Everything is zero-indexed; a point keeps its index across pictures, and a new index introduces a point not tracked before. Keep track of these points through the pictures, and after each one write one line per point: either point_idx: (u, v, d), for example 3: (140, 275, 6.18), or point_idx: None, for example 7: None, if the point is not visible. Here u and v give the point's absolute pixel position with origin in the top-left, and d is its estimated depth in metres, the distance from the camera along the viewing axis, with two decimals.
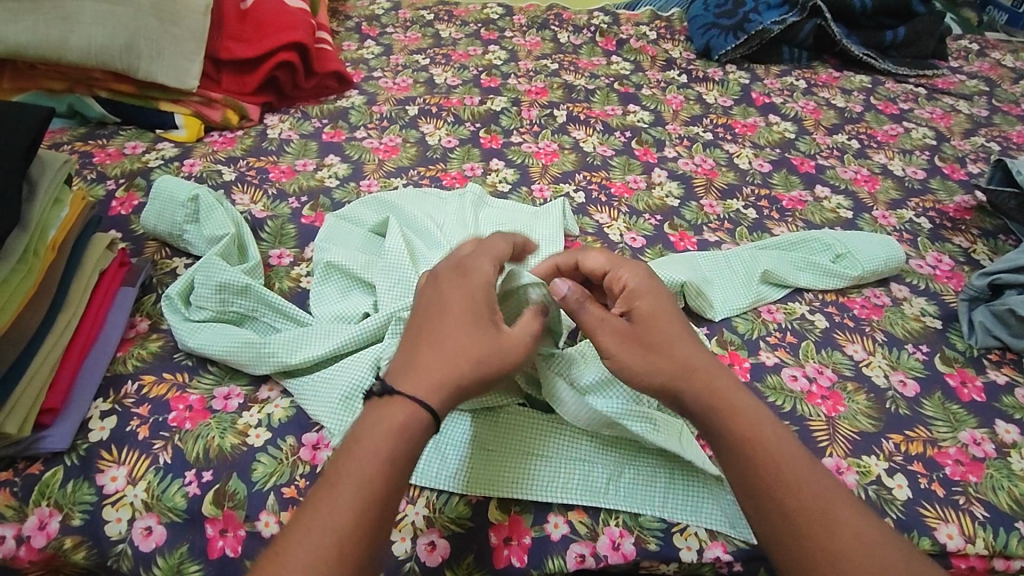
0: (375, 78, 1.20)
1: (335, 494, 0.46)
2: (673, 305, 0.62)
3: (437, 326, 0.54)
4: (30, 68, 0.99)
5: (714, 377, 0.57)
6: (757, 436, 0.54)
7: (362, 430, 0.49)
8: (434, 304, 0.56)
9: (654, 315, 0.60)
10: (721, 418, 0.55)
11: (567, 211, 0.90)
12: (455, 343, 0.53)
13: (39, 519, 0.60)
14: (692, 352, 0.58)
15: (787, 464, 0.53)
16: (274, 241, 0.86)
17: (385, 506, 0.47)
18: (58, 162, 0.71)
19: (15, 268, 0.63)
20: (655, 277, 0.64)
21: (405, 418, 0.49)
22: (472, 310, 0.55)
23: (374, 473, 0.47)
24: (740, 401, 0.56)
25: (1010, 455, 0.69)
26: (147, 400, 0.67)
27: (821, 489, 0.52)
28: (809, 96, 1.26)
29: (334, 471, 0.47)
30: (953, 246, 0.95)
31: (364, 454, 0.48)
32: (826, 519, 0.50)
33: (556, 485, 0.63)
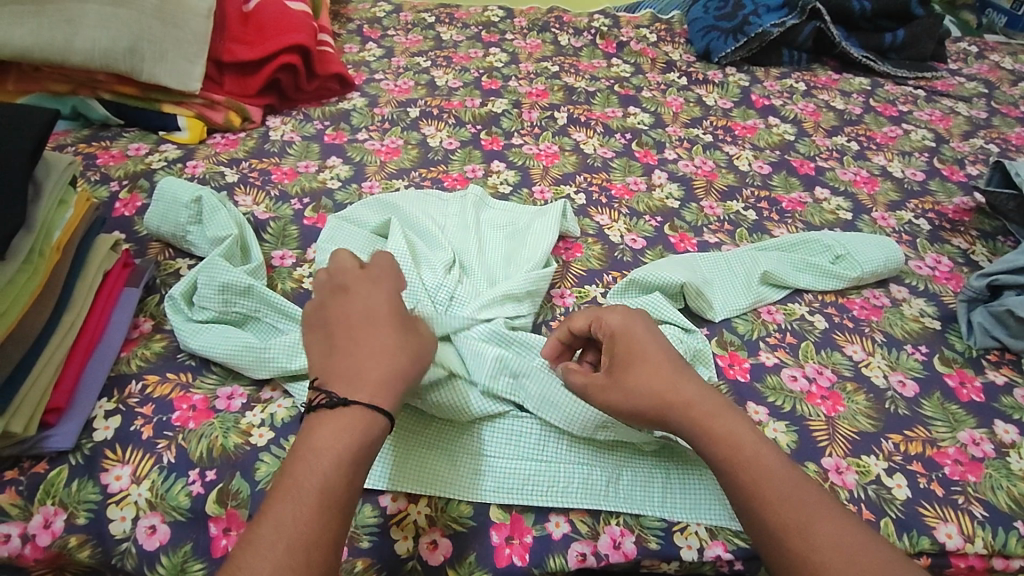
0: (376, 80, 1.21)
1: (301, 500, 0.47)
2: (656, 338, 0.62)
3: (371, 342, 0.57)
4: (35, 71, 0.99)
5: (695, 402, 0.58)
6: (738, 455, 0.55)
7: (322, 440, 0.50)
8: (361, 318, 0.58)
9: (633, 356, 0.61)
10: (703, 441, 0.57)
11: (568, 212, 0.90)
12: (386, 346, 0.57)
13: (44, 518, 0.60)
14: (673, 383, 0.59)
15: (768, 481, 0.53)
16: (277, 242, 0.86)
17: (345, 518, 0.48)
18: (63, 163, 0.71)
19: (21, 268, 0.63)
20: (633, 315, 0.64)
21: (367, 428, 0.52)
22: (389, 316, 0.59)
23: (336, 484, 0.49)
24: (721, 420, 0.57)
25: (1009, 455, 0.70)
26: (151, 399, 0.67)
27: (800, 498, 0.52)
28: (809, 98, 1.26)
29: (295, 480, 0.48)
30: (952, 248, 0.95)
31: (327, 464, 0.49)
32: (806, 532, 0.50)
33: (556, 491, 0.63)
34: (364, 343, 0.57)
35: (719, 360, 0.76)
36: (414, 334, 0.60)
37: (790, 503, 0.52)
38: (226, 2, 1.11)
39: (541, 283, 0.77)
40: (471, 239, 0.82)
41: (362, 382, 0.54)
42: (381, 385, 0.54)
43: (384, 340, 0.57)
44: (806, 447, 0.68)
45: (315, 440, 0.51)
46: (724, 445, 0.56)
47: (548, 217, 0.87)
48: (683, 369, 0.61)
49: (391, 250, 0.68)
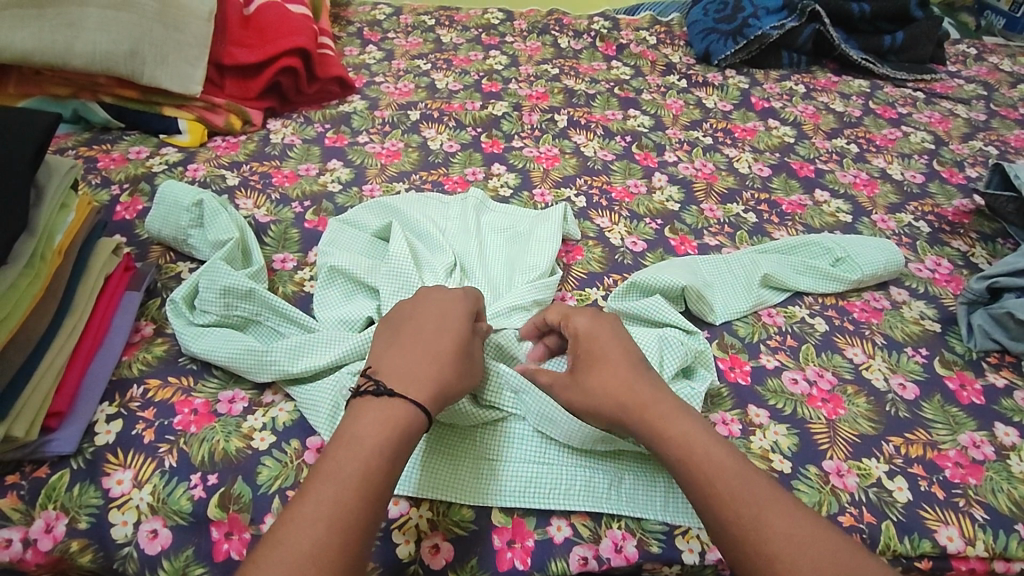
0: (377, 83, 1.21)
1: (336, 487, 0.48)
2: (620, 342, 0.64)
3: (436, 348, 0.59)
4: (36, 74, 1.00)
5: (651, 402, 0.59)
6: (689, 454, 0.55)
7: (368, 427, 0.52)
8: (430, 328, 0.61)
9: (594, 356, 0.63)
10: (659, 444, 0.57)
11: (568, 215, 0.90)
12: (455, 364, 0.59)
13: (46, 522, 0.60)
14: (628, 383, 0.60)
15: (720, 477, 0.53)
16: (277, 246, 0.87)
17: (376, 508, 0.49)
18: (65, 167, 0.71)
19: (23, 272, 0.64)
20: (600, 318, 0.66)
21: (406, 418, 0.53)
22: (462, 336, 0.62)
23: (372, 474, 0.49)
24: (673, 421, 0.57)
25: (1009, 458, 0.70)
26: (152, 403, 0.67)
27: (753, 496, 0.52)
28: (808, 101, 1.27)
29: (336, 465, 0.50)
30: (952, 250, 0.95)
31: (368, 453, 0.50)
32: (759, 525, 0.51)
33: (557, 492, 0.63)
34: (437, 351, 0.59)
35: (720, 363, 0.76)
36: (473, 362, 0.62)
37: (743, 498, 0.52)
38: (226, 6, 1.11)
39: (549, 293, 0.78)
40: (473, 245, 0.83)
41: (426, 382, 0.56)
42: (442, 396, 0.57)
43: (455, 356, 0.60)
44: (807, 450, 0.68)
45: (360, 427, 0.52)
46: (677, 446, 0.56)
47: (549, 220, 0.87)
48: (641, 370, 0.62)
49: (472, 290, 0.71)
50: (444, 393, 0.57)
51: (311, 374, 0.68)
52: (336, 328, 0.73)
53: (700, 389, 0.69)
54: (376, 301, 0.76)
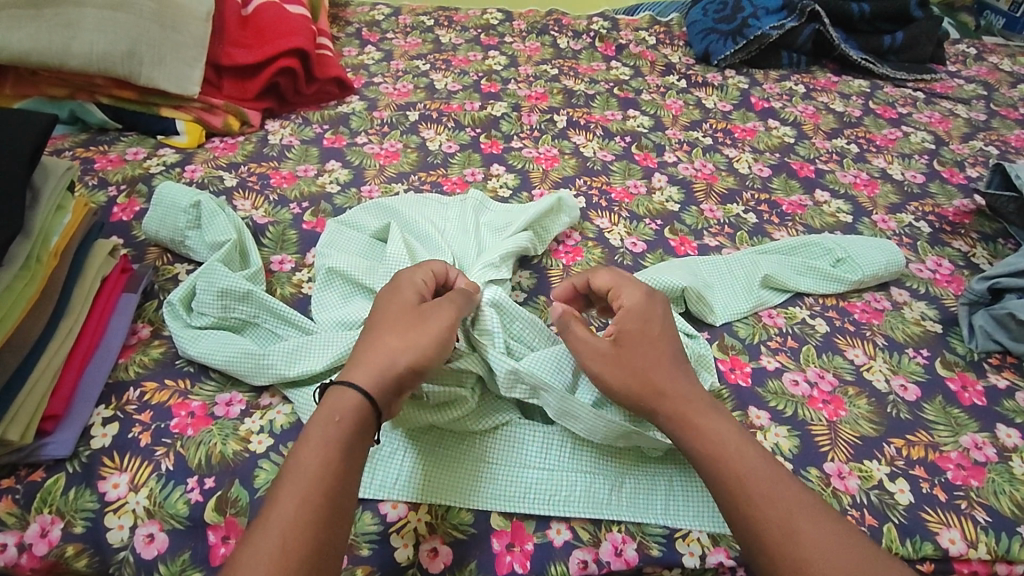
0: (376, 84, 1.20)
1: (278, 493, 0.49)
2: (665, 327, 0.63)
3: (372, 332, 0.60)
4: (32, 75, 0.99)
5: (682, 395, 0.58)
6: (720, 451, 0.55)
7: (301, 432, 0.53)
8: (373, 316, 0.62)
9: (638, 336, 0.61)
10: (687, 435, 0.56)
11: (568, 206, 0.90)
12: (390, 331, 0.59)
13: (41, 527, 0.60)
14: (665, 371, 0.59)
15: (749, 477, 0.53)
16: (275, 247, 0.86)
17: (318, 503, 0.49)
18: (61, 168, 0.71)
19: (18, 274, 0.63)
20: (653, 296, 0.65)
21: (335, 405, 0.54)
22: (400, 305, 0.62)
23: (316, 468, 0.50)
24: (704, 418, 0.57)
25: (1011, 459, 0.69)
26: (149, 406, 0.67)
27: (784, 497, 0.52)
28: (808, 101, 1.26)
29: (278, 478, 0.50)
30: (952, 251, 0.95)
31: (308, 453, 0.51)
32: (789, 529, 0.50)
33: (558, 497, 0.63)
34: (368, 332, 0.60)
35: (720, 364, 0.76)
36: (424, 321, 0.60)
37: (774, 500, 0.52)
38: (224, 6, 1.11)
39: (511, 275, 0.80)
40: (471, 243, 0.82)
41: (353, 364, 0.57)
42: (372, 364, 0.56)
43: (390, 325, 0.60)
44: (808, 452, 0.68)
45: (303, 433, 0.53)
46: (709, 443, 0.55)
47: (539, 203, 0.87)
48: (680, 362, 0.61)
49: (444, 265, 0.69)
50: (375, 361, 0.57)
51: (309, 377, 0.68)
52: (335, 330, 0.72)
53: None
54: (374, 302, 0.75)
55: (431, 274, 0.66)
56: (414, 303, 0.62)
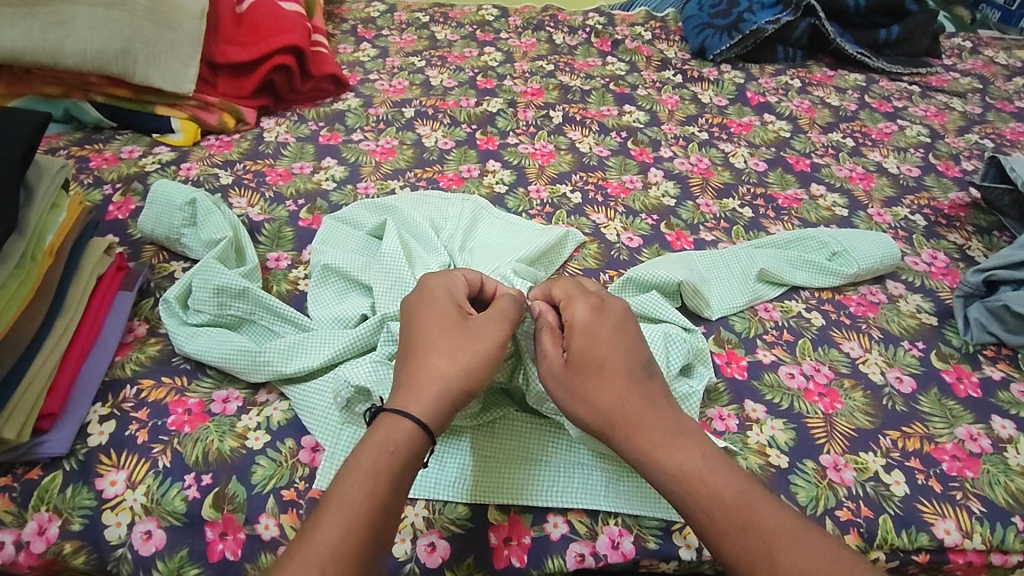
0: (371, 81, 1.20)
1: (321, 519, 0.48)
2: (612, 345, 0.61)
3: (417, 348, 0.59)
4: (25, 73, 0.99)
5: (643, 424, 0.57)
6: (685, 487, 0.53)
7: (351, 457, 0.52)
8: (411, 330, 0.61)
9: (585, 359, 0.60)
10: (652, 475, 0.55)
11: (568, 242, 0.87)
12: (439, 351, 0.58)
13: (39, 524, 0.60)
14: (620, 399, 0.58)
15: (721, 512, 0.52)
16: (271, 244, 0.86)
17: (362, 536, 0.48)
18: (55, 166, 0.71)
19: (12, 273, 0.63)
20: (600, 310, 0.63)
21: (387, 432, 0.53)
22: (440, 321, 0.60)
23: (364, 500, 0.49)
24: (667, 452, 0.55)
25: (1006, 450, 0.70)
26: (146, 403, 0.67)
27: (759, 532, 0.50)
28: (804, 95, 1.26)
29: (323, 502, 0.50)
30: (948, 244, 0.95)
31: (354, 483, 0.50)
32: (769, 566, 0.49)
33: (555, 491, 0.63)
34: (413, 353, 0.59)
35: (717, 358, 0.76)
36: (473, 337, 0.59)
37: (749, 535, 0.50)
38: (218, 2, 1.10)
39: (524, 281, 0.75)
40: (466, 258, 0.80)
41: (403, 390, 0.56)
42: (425, 390, 0.56)
43: (437, 343, 0.59)
44: (803, 445, 0.68)
45: (353, 453, 0.52)
46: (675, 480, 0.54)
47: (549, 234, 0.85)
48: (636, 382, 0.59)
49: (471, 271, 0.67)
50: (428, 385, 0.56)
51: (304, 374, 0.68)
52: (332, 326, 0.73)
53: (699, 386, 0.69)
54: (369, 299, 0.75)
55: (463, 284, 0.65)
56: (455, 317, 0.61)
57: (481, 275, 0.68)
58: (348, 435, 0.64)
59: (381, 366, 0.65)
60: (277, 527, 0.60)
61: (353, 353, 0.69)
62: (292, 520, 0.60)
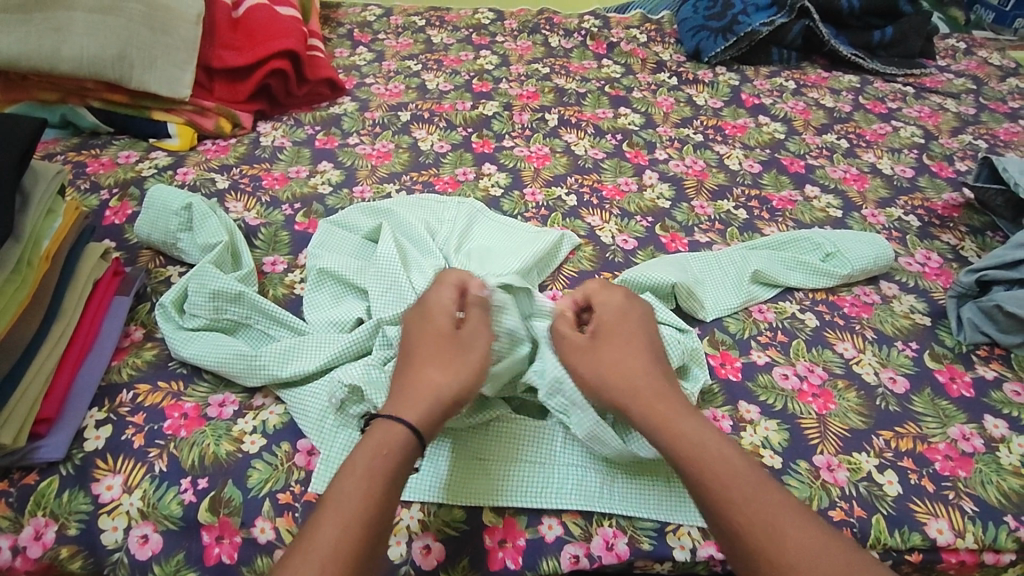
0: (367, 84, 1.21)
1: (319, 517, 0.49)
2: (644, 326, 0.66)
3: (411, 362, 0.60)
4: (23, 79, 0.99)
5: (662, 396, 0.59)
6: (703, 454, 0.55)
7: (347, 460, 0.53)
8: (407, 341, 0.62)
9: (615, 332, 0.64)
10: (664, 436, 0.57)
11: (563, 246, 0.87)
12: (431, 365, 0.59)
13: (35, 530, 0.60)
14: (643, 370, 0.61)
15: (733, 480, 0.53)
16: (268, 248, 0.86)
17: (360, 531, 0.49)
18: (51, 172, 0.71)
19: (9, 278, 0.64)
20: (632, 298, 0.68)
21: (382, 438, 0.54)
22: (437, 332, 0.62)
23: (360, 498, 0.50)
24: (685, 422, 0.57)
25: (998, 450, 0.70)
26: (142, 408, 0.67)
27: (764, 503, 0.52)
28: (798, 97, 1.27)
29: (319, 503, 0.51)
30: (941, 244, 0.95)
31: (349, 482, 0.51)
32: (773, 534, 0.50)
33: (548, 492, 0.63)
34: (410, 364, 0.60)
35: (711, 360, 0.76)
36: (465, 349, 0.61)
37: (756, 503, 0.52)
38: (214, 6, 1.10)
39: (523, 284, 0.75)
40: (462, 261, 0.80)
41: (398, 400, 0.57)
42: (415, 400, 0.57)
43: (430, 356, 0.60)
44: (797, 445, 0.69)
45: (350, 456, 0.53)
46: (688, 441, 0.56)
47: (543, 238, 0.85)
48: (656, 360, 0.63)
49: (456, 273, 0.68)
50: (421, 396, 0.57)
51: (300, 378, 0.69)
52: (327, 331, 0.73)
53: (693, 390, 0.70)
54: (365, 302, 0.76)
55: (454, 287, 0.66)
56: (449, 327, 0.62)
57: (478, 278, 0.69)
58: (343, 438, 0.64)
59: (376, 370, 0.66)
60: (273, 530, 0.60)
61: (349, 357, 0.70)
62: (288, 524, 0.60)
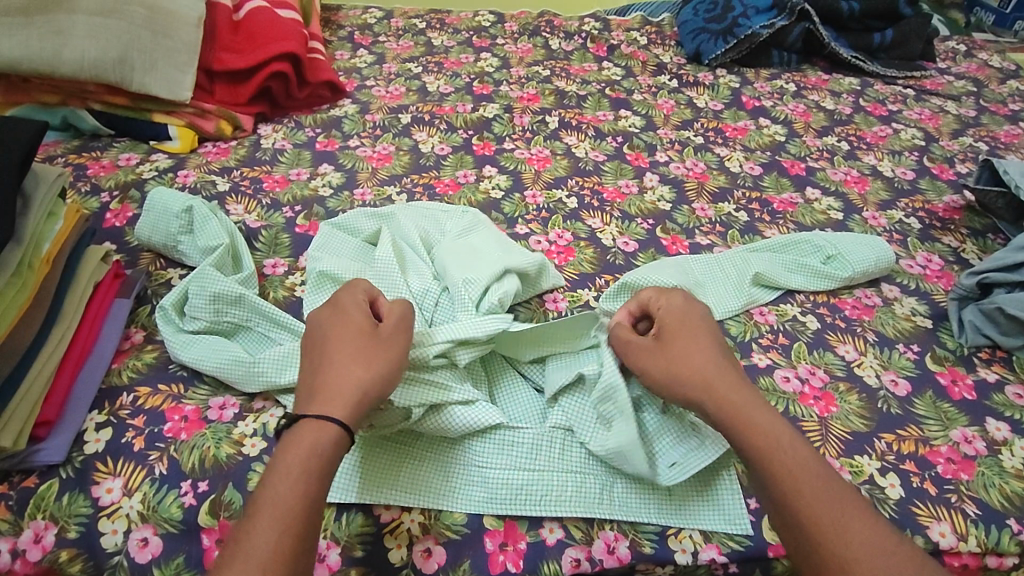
0: (368, 87, 1.21)
1: (253, 523, 0.48)
2: (709, 327, 0.65)
3: (329, 359, 0.58)
4: (24, 82, 0.99)
5: (734, 391, 0.59)
6: (774, 447, 0.56)
7: (277, 463, 0.52)
8: (321, 340, 0.61)
9: (683, 332, 0.63)
10: (735, 428, 0.57)
11: (545, 265, 0.82)
12: (352, 360, 0.58)
13: (35, 533, 0.60)
14: (715, 367, 0.61)
15: (805, 476, 0.54)
16: (269, 251, 0.86)
17: (300, 540, 0.49)
18: (52, 175, 0.71)
19: (10, 280, 0.64)
20: (692, 300, 0.67)
21: (312, 438, 0.53)
22: (355, 330, 0.60)
23: (295, 501, 0.50)
24: (758, 415, 0.58)
25: (1001, 453, 0.70)
26: (142, 411, 0.67)
27: (835, 500, 0.53)
28: (799, 99, 1.27)
29: (252, 508, 0.50)
30: (942, 246, 0.95)
31: (286, 483, 0.50)
32: (841, 531, 0.51)
33: (549, 498, 0.63)
34: (326, 361, 0.58)
35: None
36: (384, 345, 0.60)
37: (827, 500, 0.53)
38: (215, 9, 1.10)
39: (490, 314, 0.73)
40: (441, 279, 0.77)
41: (320, 397, 0.56)
42: (336, 396, 0.55)
43: (350, 352, 0.59)
44: None
45: (279, 459, 0.52)
46: (759, 433, 0.56)
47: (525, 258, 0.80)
48: (726, 358, 0.62)
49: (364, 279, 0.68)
50: (344, 393, 0.56)
51: (299, 385, 0.68)
52: None
53: None
54: None
55: (367, 290, 0.66)
56: (367, 326, 0.61)
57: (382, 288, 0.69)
58: None
59: None
60: None
61: None
62: None
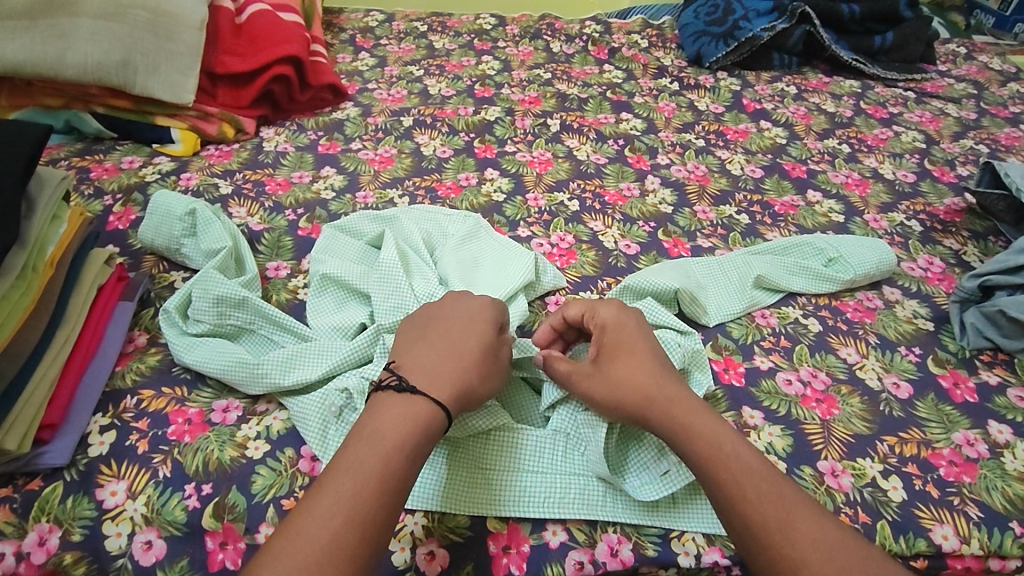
0: (370, 90, 1.21)
1: (343, 478, 0.50)
2: (643, 337, 0.66)
3: (460, 354, 0.61)
4: (28, 85, 0.99)
5: (675, 399, 0.61)
6: (718, 452, 0.56)
7: (383, 428, 0.53)
8: (455, 333, 0.63)
9: (618, 348, 0.65)
10: (681, 437, 0.58)
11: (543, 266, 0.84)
12: (475, 369, 0.61)
13: (39, 535, 0.60)
14: (654, 379, 0.62)
15: (749, 480, 0.54)
16: (271, 253, 0.87)
17: (382, 508, 0.50)
18: (56, 179, 0.71)
19: (14, 284, 0.64)
20: (626, 309, 0.69)
21: (421, 418, 0.55)
22: (487, 340, 0.64)
23: (382, 468, 0.51)
24: (701, 422, 0.59)
25: (1003, 455, 0.70)
26: (146, 414, 0.67)
27: (780, 499, 0.53)
28: (800, 102, 1.27)
29: (352, 457, 0.51)
30: (943, 249, 0.96)
31: (374, 444, 0.52)
32: (786, 528, 0.51)
33: (553, 500, 0.63)
34: (457, 355, 0.61)
35: (714, 365, 0.76)
36: (498, 368, 0.64)
37: (770, 500, 0.53)
38: (218, 14, 1.10)
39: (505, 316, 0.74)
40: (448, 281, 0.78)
41: (441, 385, 0.58)
42: (450, 385, 0.58)
43: (477, 360, 0.62)
44: (802, 451, 0.68)
45: (383, 424, 0.54)
46: (700, 440, 0.58)
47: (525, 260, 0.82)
48: (665, 368, 0.64)
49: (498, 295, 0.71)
50: (457, 394, 0.59)
51: (303, 387, 0.69)
52: (331, 336, 0.73)
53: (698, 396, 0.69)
54: (368, 308, 0.76)
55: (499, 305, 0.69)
56: (495, 343, 0.64)
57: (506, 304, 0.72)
58: None
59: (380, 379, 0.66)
60: None
61: (351, 364, 0.69)
62: None
